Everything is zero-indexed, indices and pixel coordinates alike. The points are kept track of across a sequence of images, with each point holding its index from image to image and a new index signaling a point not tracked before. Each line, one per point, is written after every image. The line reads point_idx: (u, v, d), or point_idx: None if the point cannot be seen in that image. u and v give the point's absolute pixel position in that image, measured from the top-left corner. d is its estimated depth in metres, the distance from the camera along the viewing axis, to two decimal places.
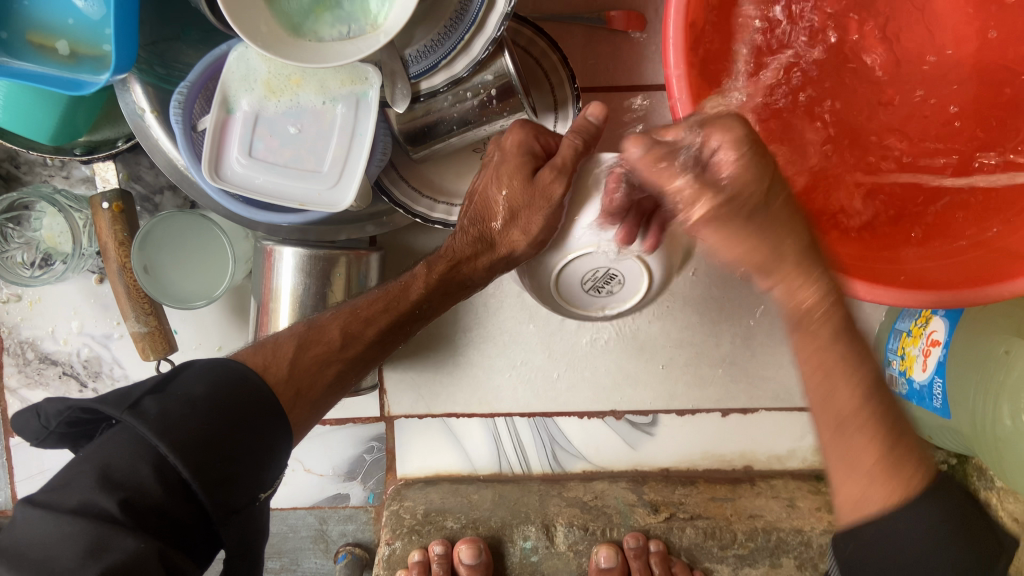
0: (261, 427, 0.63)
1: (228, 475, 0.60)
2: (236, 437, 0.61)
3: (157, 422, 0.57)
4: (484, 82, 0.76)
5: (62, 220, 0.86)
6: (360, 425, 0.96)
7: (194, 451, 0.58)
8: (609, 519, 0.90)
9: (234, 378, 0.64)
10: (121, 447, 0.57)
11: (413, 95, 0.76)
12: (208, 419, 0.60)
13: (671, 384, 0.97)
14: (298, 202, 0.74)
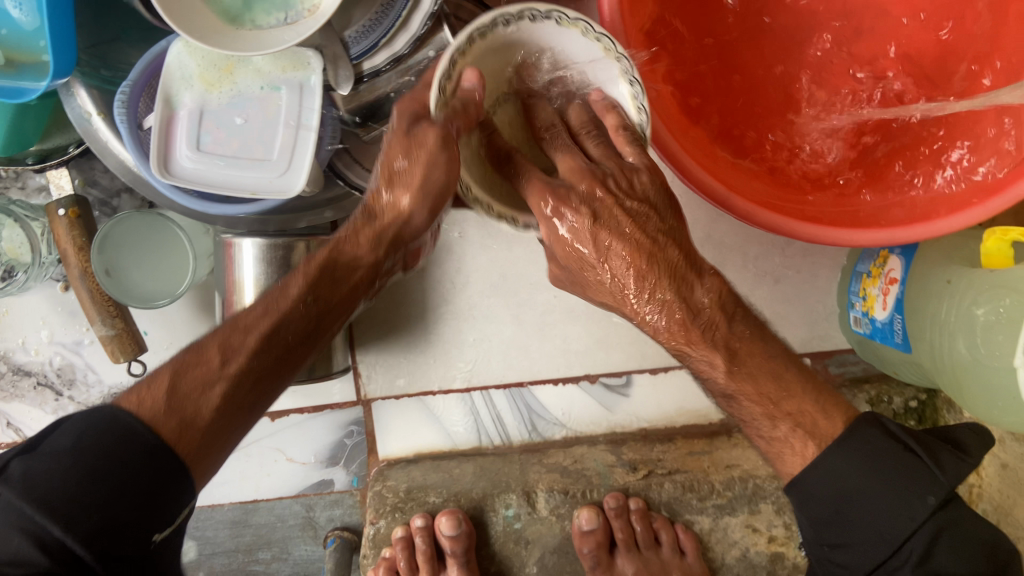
0: (150, 466, 0.54)
1: (117, 524, 0.52)
2: (112, 483, 0.52)
3: (22, 485, 0.50)
4: (426, 58, 0.77)
5: (20, 232, 0.86)
6: (338, 411, 0.97)
7: (67, 505, 0.51)
8: (589, 481, 0.91)
9: (103, 427, 0.54)
10: None
11: (356, 75, 0.76)
12: (71, 468, 0.52)
13: (642, 345, 0.98)
14: (250, 192, 0.74)
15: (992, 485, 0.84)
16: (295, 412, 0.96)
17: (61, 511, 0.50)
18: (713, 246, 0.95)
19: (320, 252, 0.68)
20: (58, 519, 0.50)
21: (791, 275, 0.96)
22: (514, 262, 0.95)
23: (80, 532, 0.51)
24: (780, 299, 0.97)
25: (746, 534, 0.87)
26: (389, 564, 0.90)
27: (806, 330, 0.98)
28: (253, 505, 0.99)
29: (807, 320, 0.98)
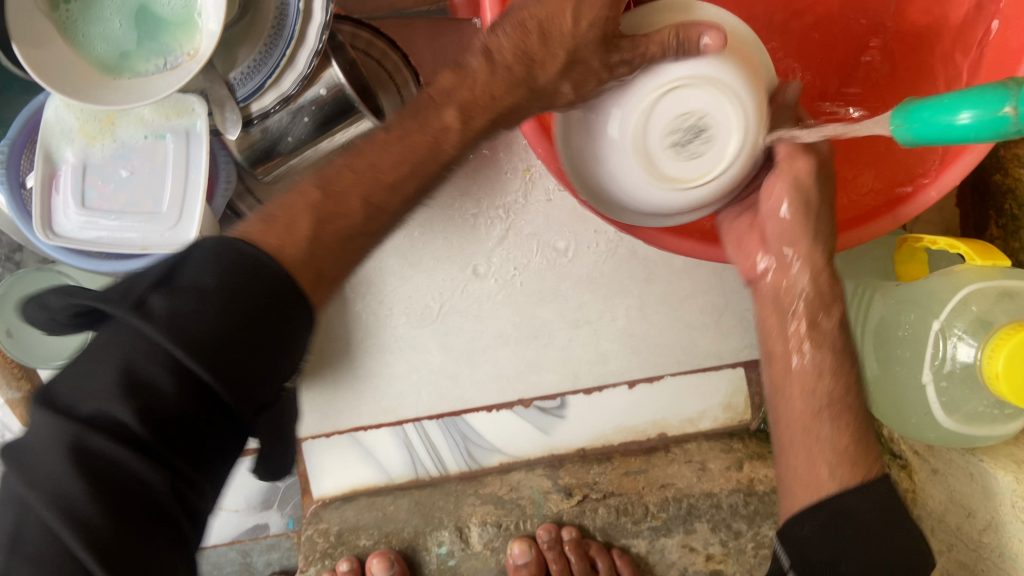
0: (243, 391, 0.44)
1: (177, 460, 0.42)
2: (253, 332, 0.44)
3: (166, 322, 0.42)
4: (317, 96, 0.74)
5: None
6: None
7: (209, 341, 0.43)
8: (522, 511, 0.91)
9: (241, 263, 0.46)
10: (53, 434, 0.40)
11: (244, 119, 0.73)
12: (219, 308, 0.44)
13: (574, 365, 0.96)
14: (140, 247, 0.72)
15: (925, 491, 0.83)
16: None
17: (163, 428, 0.41)
18: (639, 261, 0.93)
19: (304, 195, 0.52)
20: (197, 363, 0.42)
21: (720, 284, 0.94)
22: (435, 291, 0.92)
23: (182, 420, 0.42)
24: (711, 310, 0.95)
25: (684, 552, 0.88)
26: None
27: (738, 339, 0.96)
28: None
29: (738, 329, 0.96)
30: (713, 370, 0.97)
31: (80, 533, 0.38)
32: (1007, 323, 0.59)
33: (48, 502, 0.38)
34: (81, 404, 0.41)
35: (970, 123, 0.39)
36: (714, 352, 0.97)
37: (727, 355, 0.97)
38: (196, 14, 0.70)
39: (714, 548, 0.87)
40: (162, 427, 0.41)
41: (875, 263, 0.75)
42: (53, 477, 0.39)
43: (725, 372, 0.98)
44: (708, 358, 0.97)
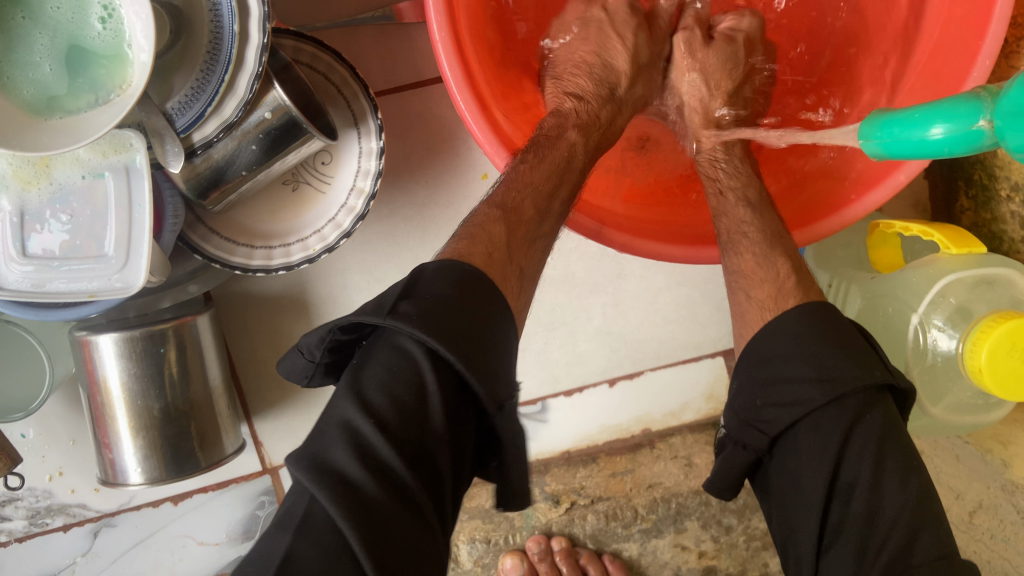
0: (491, 386, 0.50)
1: (424, 455, 0.48)
2: (472, 347, 0.49)
3: (422, 321, 0.49)
4: (262, 119, 0.70)
5: None
6: (244, 485, 0.94)
7: (460, 339, 0.49)
8: (511, 526, 0.98)
9: (472, 278, 0.53)
10: (395, 395, 0.48)
11: (186, 149, 0.69)
12: (458, 311, 0.50)
13: (552, 368, 0.93)
14: (88, 294, 0.69)
15: None
16: (198, 492, 0.93)
17: (411, 420, 0.48)
18: (610, 258, 0.91)
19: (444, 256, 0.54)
20: (449, 353, 0.48)
21: (694, 275, 0.93)
22: None
23: (430, 412, 0.49)
24: (686, 302, 0.94)
25: (674, 551, 0.98)
26: None
27: (716, 329, 0.95)
28: None
29: (716, 318, 0.95)
30: (692, 361, 0.96)
31: (347, 514, 0.44)
32: (988, 313, 0.57)
33: (329, 484, 0.45)
34: (341, 414, 0.49)
35: (943, 137, 0.38)
36: (693, 343, 0.95)
37: (706, 345, 0.95)
38: (126, 44, 0.65)
39: (704, 543, 0.98)
40: (376, 447, 0.47)
41: (849, 252, 0.74)
42: (337, 468, 0.46)
43: (706, 362, 0.96)
44: (688, 350, 0.95)
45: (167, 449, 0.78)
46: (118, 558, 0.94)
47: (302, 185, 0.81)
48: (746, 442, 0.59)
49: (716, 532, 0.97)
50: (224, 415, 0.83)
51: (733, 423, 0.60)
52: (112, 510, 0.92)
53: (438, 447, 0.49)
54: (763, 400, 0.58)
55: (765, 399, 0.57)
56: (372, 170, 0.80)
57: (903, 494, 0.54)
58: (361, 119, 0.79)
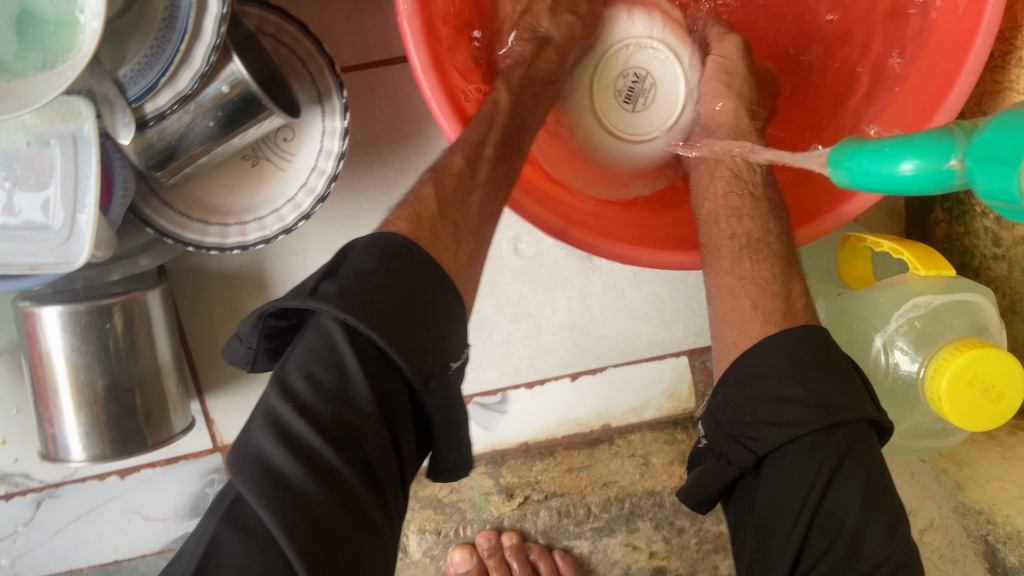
0: (418, 358, 0.50)
1: (349, 432, 0.48)
2: (396, 322, 0.50)
3: (340, 298, 0.49)
4: (219, 93, 0.67)
5: None
6: (194, 461, 0.92)
7: (382, 314, 0.49)
8: (462, 516, 0.96)
9: (398, 253, 0.53)
10: (317, 366, 0.48)
11: (137, 121, 0.66)
12: (384, 288, 0.50)
13: (513, 360, 0.92)
14: (29, 266, 0.66)
15: None
16: (146, 467, 0.91)
17: (334, 398, 0.48)
18: (579, 253, 0.88)
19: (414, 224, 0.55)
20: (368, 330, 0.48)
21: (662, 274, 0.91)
22: None
23: (352, 389, 0.48)
24: (653, 300, 0.92)
25: (627, 550, 0.98)
26: None
27: (682, 328, 0.94)
28: (115, 565, 0.95)
29: (682, 318, 0.93)
30: (656, 360, 0.95)
31: (269, 503, 0.44)
32: (953, 340, 0.56)
33: (252, 474, 0.45)
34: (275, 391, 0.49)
35: (912, 174, 0.36)
36: (658, 342, 0.94)
37: (671, 344, 0.94)
38: (78, 11, 0.62)
39: (658, 544, 0.97)
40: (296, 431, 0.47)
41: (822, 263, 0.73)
42: (261, 453, 0.46)
43: (669, 361, 0.95)
44: (652, 348, 0.94)
45: (110, 428, 0.76)
46: (61, 529, 0.92)
47: (261, 162, 0.78)
48: (729, 457, 0.60)
49: (668, 533, 0.96)
50: (173, 393, 0.81)
51: (718, 436, 0.61)
52: (56, 481, 0.90)
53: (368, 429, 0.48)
54: (753, 418, 0.59)
55: (755, 415, 0.59)
56: (335, 151, 0.77)
57: (888, 542, 0.55)
58: (326, 97, 0.76)
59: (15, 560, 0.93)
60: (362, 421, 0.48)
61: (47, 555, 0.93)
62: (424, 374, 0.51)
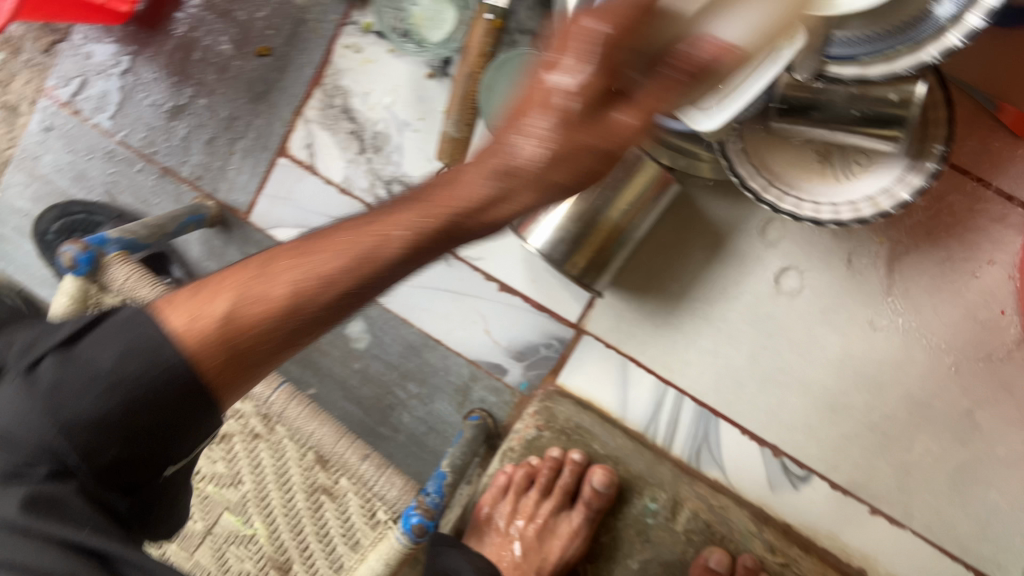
0: (120, 451, 0.53)
1: (205, 391, 0.53)
2: (135, 415, 0.52)
3: (48, 391, 0.51)
4: (884, 98, 0.77)
5: (444, 10, 0.95)
6: (554, 321, 1.01)
7: (136, 387, 0.51)
8: (731, 532, 0.90)
9: (247, 288, 0.53)
10: (92, 350, 0.52)
11: (817, 71, 0.76)
12: (138, 350, 0.52)
13: (840, 457, 0.97)
14: None
15: None
16: (520, 297, 1.01)
17: (82, 536, 0.52)
18: (969, 423, 0.94)
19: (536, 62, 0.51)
20: (139, 373, 0.51)
21: (1012, 495, 0.93)
22: (791, 311, 0.96)
23: (97, 413, 0.51)
24: (989, 509, 0.94)
25: None
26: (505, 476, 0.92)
27: (992, 550, 0.94)
28: (433, 342, 1.04)
29: (998, 543, 0.94)
30: (948, 557, 0.95)
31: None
32: None
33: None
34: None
35: None
36: (963, 544, 0.95)
37: (972, 555, 0.95)
38: None
39: None
40: (126, 349, 0.52)
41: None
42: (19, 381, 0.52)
43: (958, 567, 0.95)
44: (953, 545, 0.95)
45: (575, 244, 0.87)
46: (426, 286, 1.03)
47: (826, 164, 0.87)
48: None
49: None
50: (617, 263, 0.91)
51: None
52: (459, 254, 1.02)
53: (291, 318, 0.53)
54: None
55: None
56: (899, 197, 0.82)
57: None
58: (920, 157, 0.82)
59: None
60: (90, 434, 0.52)
61: (400, 297, 1.04)
62: (164, 463, 0.56)
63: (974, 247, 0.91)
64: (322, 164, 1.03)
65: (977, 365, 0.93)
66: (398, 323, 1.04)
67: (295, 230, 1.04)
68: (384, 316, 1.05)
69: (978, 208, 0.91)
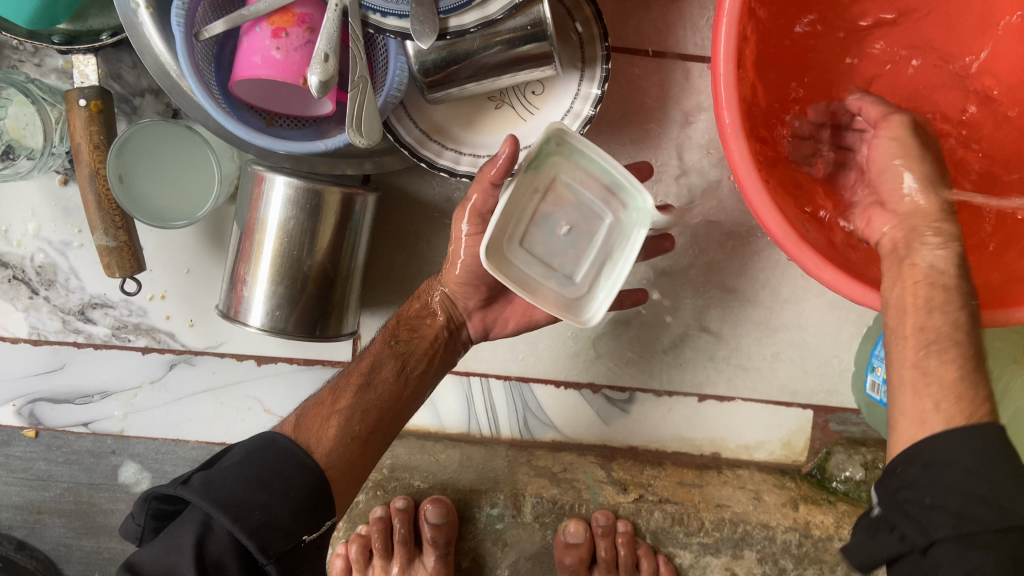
0: (262, 537, 0.64)
1: (307, 510, 0.68)
2: (259, 495, 0.65)
3: (200, 488, 0.65)
4: (516, 28, 0.71)
5: (31, 111, 0.79)
6: (328, 369, 0.92)
7: (229, 495, 0.65)
8: (579, 495, 0.92)
9: (270, 444, 0.70)
10: (186, 518, 0.65)
11: (440, 31, 0.70)
12: (244, 477, 0.66)
13: (651, 362, 0.95)
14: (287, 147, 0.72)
15: None
16: (283, 361, 0.91)
17: (224, 511, 0.64)
18: (746, 280, 0.93)
19: (393, 320, 0.80)
20: (224, 519, 0.63)
21: (814, 326, 0.94)
22: None
23: (237, 534, 0.64)
24: (798, 346, 0.95)
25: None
26: (363, 541, 0.95)
27: (815, 382, 0.96)
28: (219, 448, 0.94)
29: (818, 372, 0.96)
30: (783, 406, 0.97)
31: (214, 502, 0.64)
32: None
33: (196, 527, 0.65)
34: (146, 506, 0.71)
35: None
36: (789, 388, 0.96)
37: (801, 395, 0.96)
38: None
39: None
40: (263, 449, 0.69)
41: None
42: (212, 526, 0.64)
43: (794, 410, 0.97)
44: (782, 393, 0.96)
45: (295, 305, 0.77)
46: (181, 397, 0.92)
47: (505, 106, 0.81)
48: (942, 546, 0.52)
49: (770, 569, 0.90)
50: (355, 297, 0.82)
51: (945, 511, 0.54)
52: (196, 348, 0.90)
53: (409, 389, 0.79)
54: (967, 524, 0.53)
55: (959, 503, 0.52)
56: (583, 114, 0.79)
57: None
58: (588, 64, 0.79)
59: (126, 414, 0.92)
60: (314, 509, 0.68)
61: (159, 418, 0.93)
62: (305, 530, 0.68)
63: (681, 115, 0.88)
64: None
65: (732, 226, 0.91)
66: (171, 445, 0.94)
67: (8, 405, 0.92)
68: (152, 447, 0.94)
69: (670, 77, 0.87)
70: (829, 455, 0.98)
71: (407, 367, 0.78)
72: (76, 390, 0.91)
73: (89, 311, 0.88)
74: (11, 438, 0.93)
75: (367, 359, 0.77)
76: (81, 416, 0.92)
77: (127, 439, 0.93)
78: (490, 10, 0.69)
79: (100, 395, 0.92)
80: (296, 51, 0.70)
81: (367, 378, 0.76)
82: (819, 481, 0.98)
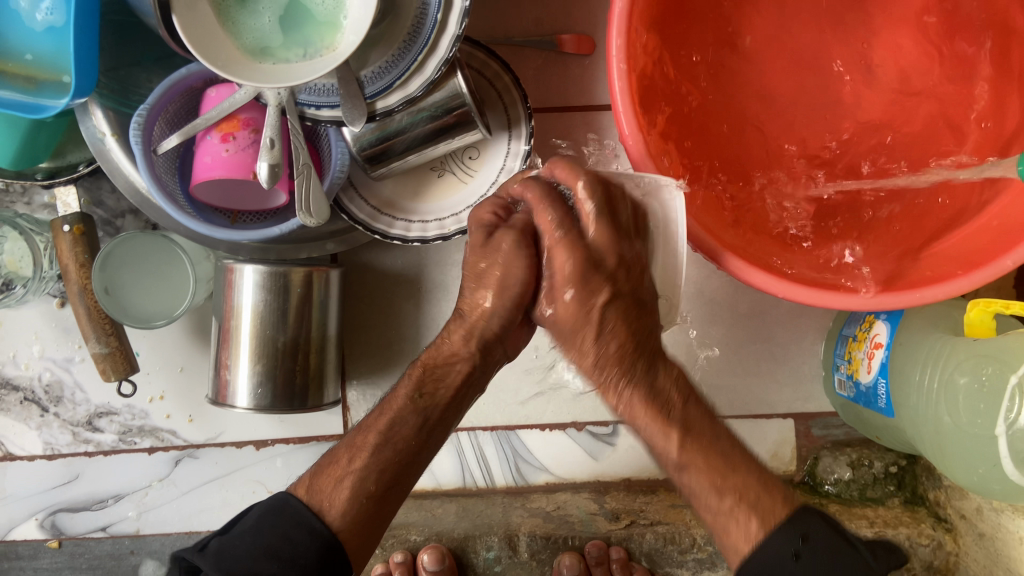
0: None
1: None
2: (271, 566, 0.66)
3: (212, 559, 0.67)
4: (439, 100, 0.79)
5: (23, 244, 0.87)
6: (322, 444, 0.97)
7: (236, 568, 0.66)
8: (572, 527, 1.00)
9: (280, 507, 0.70)
10: None
11: (368, 114, 0.77)
12: (255, 546, 0.67)
13: None
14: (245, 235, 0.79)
15: (969, 554, 0.89)
16: (279, 442, 0.97)
17: None
18: (704, 301, 0.97)
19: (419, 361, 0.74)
20: None
21: (777, 336, 0.98)
22: None
23: None
24: (767, 358, 0.98)
25: None
26: None
27: (790, 390, 0.99)
28: None
29: (791, 380, 0.99)
30: (764, 418, 0.99)
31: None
32: None
33: None
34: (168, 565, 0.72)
35: None
36: (767, 401, 0.99)
37: (780, 406, 0.99)
38: (344, 16, 0.72)
39: None
40: (275, 510, 0.70)
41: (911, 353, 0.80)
42: None
43: (776, 421, 0.99)
44: (762, 406, 0.99)
45: (277, 382, 0.83)
46: (189, 490, 0.97)
47: (447, 173, 0.89)
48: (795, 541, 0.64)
49: None
50: (333, 367, 0.88)
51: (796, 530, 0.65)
52: (199, 441, 0.96)
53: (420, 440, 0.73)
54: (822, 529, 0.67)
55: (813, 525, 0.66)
56: (515, 169, 0.87)
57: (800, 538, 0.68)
58: (515, 124, 0.87)
59: (140, 514, 0.98)
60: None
61: (171, 514, 0.98)
62: None
63: (614, 159, 0.94)
64: (15, 445, 0.95)
65: (681, 253, 0.96)
66: (185, 538, 0.98)
67: (31, 519, 0.98)
68: (166, 543, 0.98)
69: (598, 126, 0.94)
70: (817, 460, 1.00)
71: (428, 421, 0.73)
72: (92, 497, 0.97)
73: (96, 420, 0.95)
74: (37, 551, 0.99)
75: (385, 407, 0.73)
76: (99, 521, 0.98)
77: (143, 538, 0.98)
78: (411, 88, 0.77)
79: (114, 499, 0.97)
80: (245, 151, 0.78)
81: (387, 420, 0.72)
82: (812, 487, 1.00)
